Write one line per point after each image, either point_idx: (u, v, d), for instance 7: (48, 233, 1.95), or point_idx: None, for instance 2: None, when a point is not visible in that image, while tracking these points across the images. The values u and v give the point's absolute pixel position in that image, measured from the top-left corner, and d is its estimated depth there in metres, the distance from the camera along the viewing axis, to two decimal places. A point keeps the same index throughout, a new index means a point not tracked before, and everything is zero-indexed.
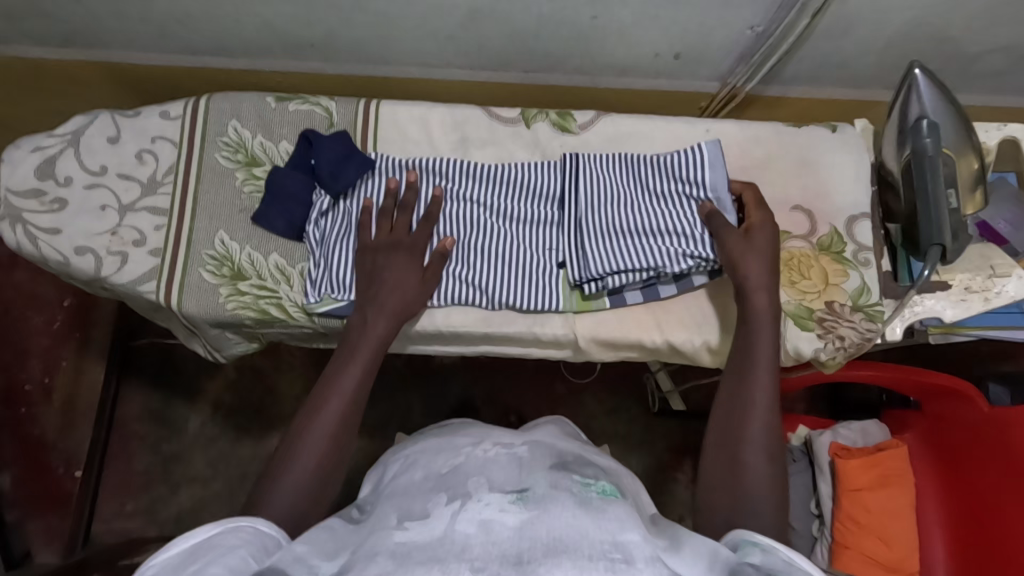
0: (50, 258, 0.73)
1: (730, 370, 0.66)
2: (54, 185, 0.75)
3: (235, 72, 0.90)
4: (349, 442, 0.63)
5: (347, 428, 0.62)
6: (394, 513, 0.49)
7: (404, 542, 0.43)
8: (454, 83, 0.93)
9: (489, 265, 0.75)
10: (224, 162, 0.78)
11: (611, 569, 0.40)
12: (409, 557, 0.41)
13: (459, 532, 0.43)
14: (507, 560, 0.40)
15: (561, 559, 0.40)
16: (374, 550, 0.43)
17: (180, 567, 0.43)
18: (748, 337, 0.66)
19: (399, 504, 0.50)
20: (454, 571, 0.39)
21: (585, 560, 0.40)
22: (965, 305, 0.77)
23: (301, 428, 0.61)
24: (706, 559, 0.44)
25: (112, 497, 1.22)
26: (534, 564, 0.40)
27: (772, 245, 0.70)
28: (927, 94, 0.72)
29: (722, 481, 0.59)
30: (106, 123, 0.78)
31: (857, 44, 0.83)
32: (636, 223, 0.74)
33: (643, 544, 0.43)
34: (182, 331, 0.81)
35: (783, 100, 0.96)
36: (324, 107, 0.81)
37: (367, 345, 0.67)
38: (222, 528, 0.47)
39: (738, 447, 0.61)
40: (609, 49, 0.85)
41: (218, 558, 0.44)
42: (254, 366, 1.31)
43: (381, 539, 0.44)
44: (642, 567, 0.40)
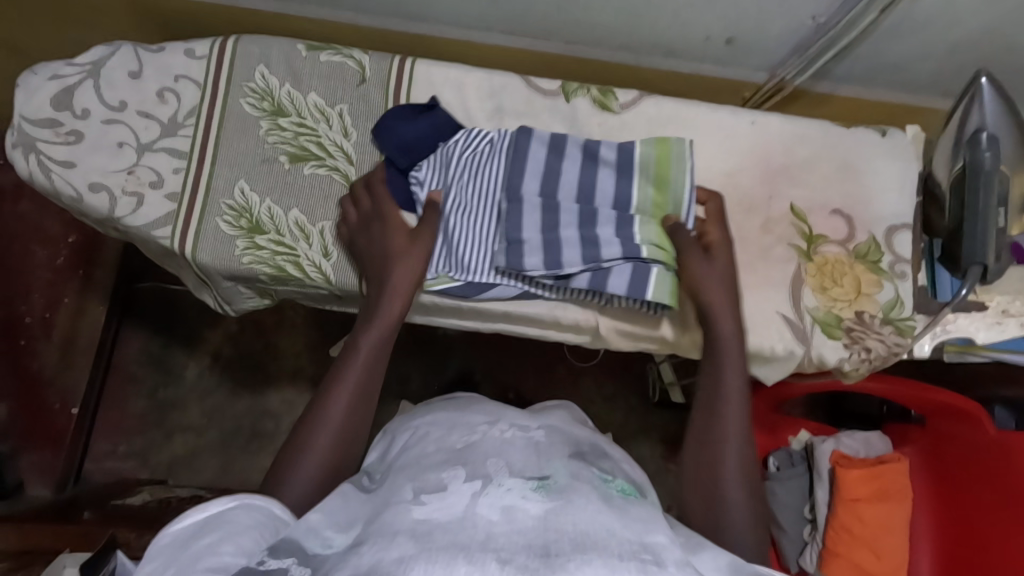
0: (63, 193, 0.71)
1: (701, 390, 0.65)
2: (70, 117, 0.72)
3: (265, 16, 0.86)
4: (372, 408, 0.63)
5: (359, 416, 0.61)
6: (410, 485, 0.48)
7: (425, 520, 0.42)
8: (489, 48, 0.89)
9: (469, 243, 0.71)
10: (249, 109, 0.75)
11: (643, 570, 0.39)
12: (431, 539, 0.40)
13: (480, 516, 0.42)
14: (534, 551, 0.39)
15: (591, 556, 0.39)
16: (392, 527, 0.42)
17: (193, 539, 0.43)
18: (715, 363, 0.65)
19: (412, 475, 0.50)
20: (480, 562, 0.38)
21: (616, 558, 0.39)
22: (999, 328, 0.76)
23: (307, 426, 0.59)
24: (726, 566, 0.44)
25: (105, 436, 1.22)
26: (562, 558, 0.39)
27: (729, 263, 0.70)
28: (989, 108, 0.69)
29: (704, 498, 0.59)
30: (128, 56, 0.74)
31: (920, 47, 0.80)
32: (511, 219, 0.69)
33: (671, 547, 0.42)
34: (193, 281, 0.79)
35: (829, 99, 0.92)
36: (357, 61, 0.77)
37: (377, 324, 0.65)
38: (235, 505, 0.46)
39: (715, 464, 0.60)
40: (659, 27, 0.81)
41: (233, 536, 0.43)
42: (258, 320, 1.29)
43: (398, 514, 0.43)
44: (674, 570, 0.39)
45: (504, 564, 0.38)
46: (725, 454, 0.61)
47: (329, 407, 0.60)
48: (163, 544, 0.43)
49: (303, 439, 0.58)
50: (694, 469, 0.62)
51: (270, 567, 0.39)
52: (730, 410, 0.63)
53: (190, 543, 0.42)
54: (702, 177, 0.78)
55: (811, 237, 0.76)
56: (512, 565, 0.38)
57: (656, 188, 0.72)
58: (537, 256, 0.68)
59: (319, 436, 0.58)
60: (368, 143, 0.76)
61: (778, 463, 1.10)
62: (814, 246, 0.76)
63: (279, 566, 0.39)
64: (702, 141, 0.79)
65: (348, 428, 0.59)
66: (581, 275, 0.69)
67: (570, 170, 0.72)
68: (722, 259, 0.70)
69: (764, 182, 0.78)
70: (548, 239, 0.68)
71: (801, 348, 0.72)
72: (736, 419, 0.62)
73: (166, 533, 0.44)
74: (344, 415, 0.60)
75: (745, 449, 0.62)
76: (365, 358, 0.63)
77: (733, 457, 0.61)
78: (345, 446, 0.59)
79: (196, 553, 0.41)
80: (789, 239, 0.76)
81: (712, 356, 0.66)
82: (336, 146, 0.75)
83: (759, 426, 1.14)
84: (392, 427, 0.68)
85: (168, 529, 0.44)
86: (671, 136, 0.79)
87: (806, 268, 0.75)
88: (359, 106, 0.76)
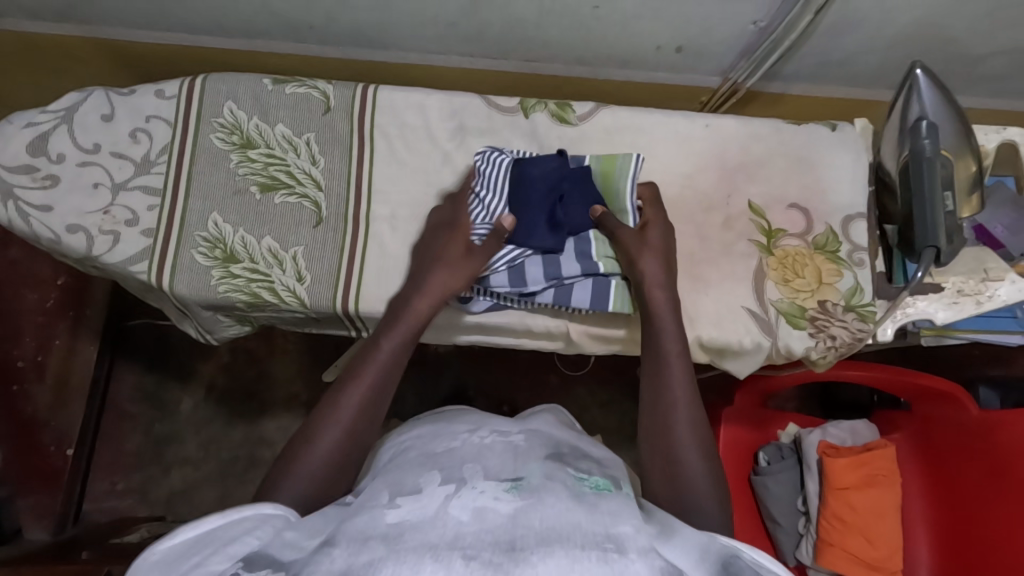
0: (42, 236, 0.73)
1: (646, 360, 0.67)
2: (46, 162, 0.74)
3: (234, 53, 0.90)
4: (382, 406, 0.63)
5: (369, 416, 0.61)
6: (386, 489, 0.49)
7: (397, 522, 0.44)
8: (453, 70, 0.92)
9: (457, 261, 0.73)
10: (219, 144, 0.77)
11: (604, 559, 0.40)
12: (400, 541, 0.41)
13: (451, 516, 0.44)
14: (500, 546, 0.41)
15: (554, 548, 0.40)
16: (366, 530, 0.43)
17: (184, 558, 0.44)
18: (653, 329, 0.67)
19: (391, 479, 0.52)
20: (446, 560, 0.39)
21: (578, 550, 0.40)
22: (957, 307, 0.78)
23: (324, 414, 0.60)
24: (696, 552, 0.45)
25: (103, 475, 1.23)
26: (525, 552, 0.40)
27: (665, 240, 0.72)
28: (928, 96, 0.72)
29: (665, 467, 0.60)
30: (100, 100, 0.77)
31: (859, 45, 0.83)
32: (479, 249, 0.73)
33: (637, 536, 0.43)
34: (175, 313, 0.81)
35: (783, 97, 0.95)
36: (322, 92, 0.80)
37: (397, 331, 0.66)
38: (224, 521, 0.46)
39: (668, 427, 0.62)
40: (610, 40, 0.84)
41: (224, 550, 0.44)
42: (248, 349, 1.30)
43: (373, 517, 0.45)
44: (635, 558, 0.41)
45: (470, 560, 0.39)
46: (676, 418, 0.62)
47: (343, 400, 0.61)
48: (155, 561, 0.44)
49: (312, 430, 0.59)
50: (649, 438, 0.63)
51: None
52: (672, 374, 0.65)
53: (181, 563, 0.44)
54: (661, 181, 0.80)
55: (771, 232, 0.79)
56: (478, 560, 0.39)
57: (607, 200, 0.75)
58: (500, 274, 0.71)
59: (326, 431, 0.59)
60: (336, 171, 0.78)
61: (768, 457, 1.11)
62: (774, 240, 0.78)
63: None
64: (660, 148, 0.82)
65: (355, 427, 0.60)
66: (546, 290, 0.71)
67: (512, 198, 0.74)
68: (655, 237, 0.72)
69: (722, 182, 0.81)
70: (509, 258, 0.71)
71: (769, 339, 0.74)
72: (680, 381, 0.64)
73: (157, 549, 0.45)
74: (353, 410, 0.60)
75: (693, 412, 0.63)
76: (386, 359, 0.64)
77: (683, 425, 0.62)
78: (354, 445, 0.60)
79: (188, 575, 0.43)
80: (749, 234, 0.79)
81: (649, 325, 0.68)
82: (305, 174, 0.77)
83: (745, 422, 1.15)
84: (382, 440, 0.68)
85: (154, 545, 0.45)
86: (627, 143, 0.82)
87: (767, 262, 0.77)
88: (326, 133, 0.79)
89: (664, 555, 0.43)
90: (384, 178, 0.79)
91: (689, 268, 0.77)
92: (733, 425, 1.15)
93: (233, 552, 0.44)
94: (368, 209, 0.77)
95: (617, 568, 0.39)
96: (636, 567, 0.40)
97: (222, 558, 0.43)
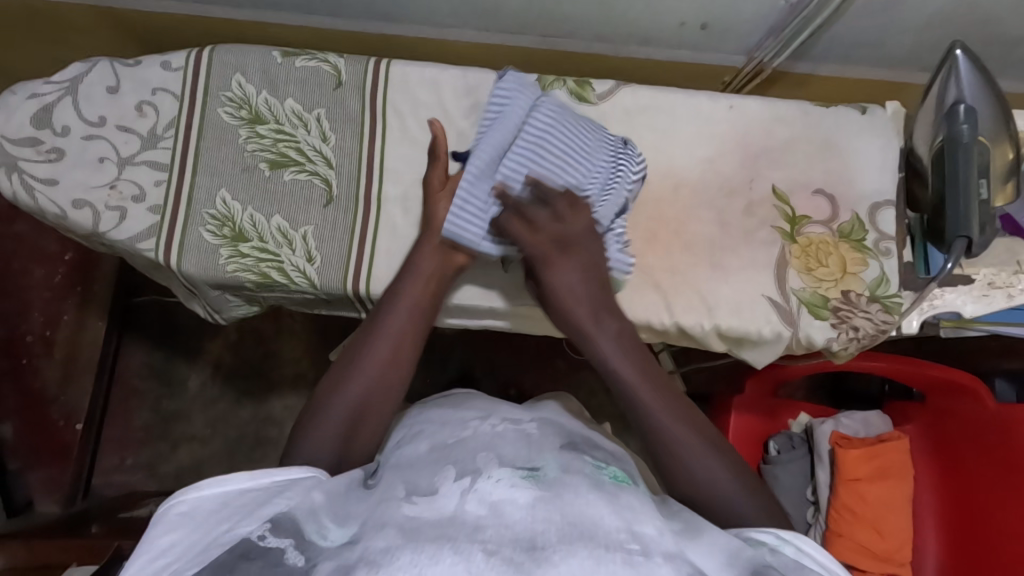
0: (47, 211, 0.71)
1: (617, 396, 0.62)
2: (51, 135, 0.72)
3: (239, 24, 0.87)
4: (407, 366, 0.61)
5: (381, 394, 0.59)
6: (402, 484, 0.48)
7: (414, 516, 0.42)
8: (468, 45, 0.89)
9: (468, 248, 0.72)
10: (227, 118, 0.75)
11: (629, 561, 0.39)
12: (419, 533, 0.40)
13: (468, 512, 0.42)
14: (520, 545, 0.39)
15: (577, 548, 0.39)
16: (383, 521, 0.42)
17: (213, 518, 0.43)
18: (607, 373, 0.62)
19: (405, 473, 0.50)
20: (466, 553, 0.38)
21: (602, 549, 0.39)
22: (987, 301, 0.76)
23: (332, 389, 0.58)
24: (727, 553, 0.44)
25: (112, 450, 1.23)
26: (548, 550, 0.39)
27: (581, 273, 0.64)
28: (967, 80, 0.68)
29: (684, 475, 0.57)
30: (105, 71, 0.75)
31: (894, 24, 0.79)
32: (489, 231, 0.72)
33: (659, 538, 0.42)
34: (183, 291, 0.80)
35: (810, 78, 0.92)
36: (333, 65, 0.77)
37: (393, 314, 0.62)
38: (254, 483, 0.46)
39: (669, 443, 0.58)
40: (633, 16, 0.80)
41: (252, 512, 0.43)
42: (256, 328, 1.29)
43: (389, 509, 0.44)
44: (660, 561, 0.40)
45: (490, 556, 0.38)
46: (672, 434, 0.58)
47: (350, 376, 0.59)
48: (184, 511, 0.44)
49: (333, 388, 0.59)
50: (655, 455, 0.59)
51: (269, 546, 0.40)
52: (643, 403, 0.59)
53: (211, 522, 0.43)
54: (682, 163, 0.78)
55: (795, 219, 0.76)
56: (498, 556, 0.38)
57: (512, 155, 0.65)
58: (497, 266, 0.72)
59: (335, 403, 0.57)
60: (348, 147, 0.76)
61: (779, 447, 1.10)
62: (798, 227, 0.76)
63: (277, 545, 0.40)
64: (682, 129, 0.79)
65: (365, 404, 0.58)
66: None
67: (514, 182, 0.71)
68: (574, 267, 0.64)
69: (745, 165, 0.78)
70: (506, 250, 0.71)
71: (789, 330, 0.72)
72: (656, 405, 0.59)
73: (184, 500, 0.44)
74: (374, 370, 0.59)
75: (688, 432, 0.58)
76: (387, 341, 0.61)
77: (684, 436, 0.58)
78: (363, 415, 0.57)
79: (215, 535, 0.42)
80: (772, 221, 0.76)
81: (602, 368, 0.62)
82: (315, 151, 0.75)
83: (756, 411, 1.15)
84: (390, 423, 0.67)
85: (184, 496, 0.44)
86: (649, 124, 0.79)
87: (790, 249, 0.75)
88: (337, 110, 0.77)
89: (693, 560, 0.42)
90: (396, 157, 0.77)
91: (710, 255, 0.75)
92: (743, 414, 1.15)
93: (264, 515, 0.42)
94: (379, 188, 0.75)
95: (642, 571, 0.38)
96: (662, 571, 0.39)
97: (250, 520, 0.42)
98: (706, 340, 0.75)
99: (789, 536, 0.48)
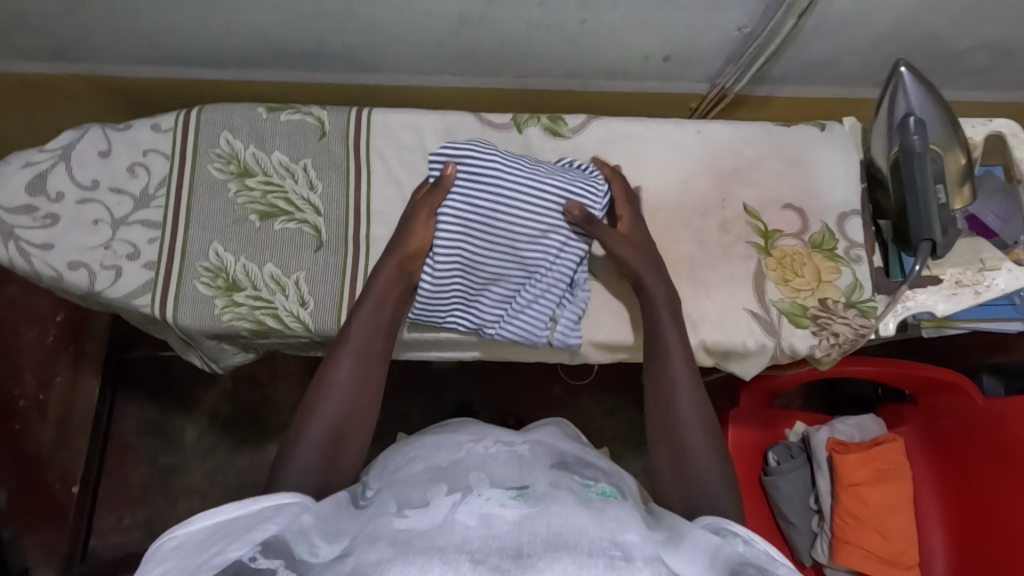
0: (43, 274, 0.73)
1: (654, 388, 0.67)
2: (46, 201, 0.75)
3: (226, 83, 0.91)
4: (378, 368, 0.67)
5: (348, 425, 0.63)
6: (394, 499, 0.50)
7: (405, 529, 0.44)
8: (445, 90, 0.93)
9: (462, 302, 0.73)
10: (217, 173, 0.78)
11: (611, 566, 0.40)
12: (409, 545, 0.42)
13: (458, 522, 0.44)
14: (507, 553, 0.41)
15: (560, 554, 0.40)
16: (375, 534, 0.44)
17: (202, 547, 0.44)
18: (662, 367, 0.68)
19: (398, 491, 0.52)
20: (454, 562, 0.40)
21: (585, 556, 0.40)
22: (956, 298, 0.79)
23: (301, 427, 0.62)
24: (707, 554, 0.46)
25: (109, 510, 1.21)
26: (533, 557, 0.40)
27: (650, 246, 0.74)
28: (915, 92, 0.73)
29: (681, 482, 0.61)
30: (97, 137, 0.78)
31: (843, 46, 0.85)
32: (484, 288, 0.73)
33: (642, 545, 0.44)
34: (179, 344, 0.81)
35: (771, 100, 0.97)
36: (317, 117, 0.81)
37: (347, 353, 0.66)
38: (244, 511, 0.46)
39: (683, 441, 0.63)
40: (600, 53, 0.85)
41: (242, 537, 0.44)
42: (252, 375, 1.30)
43: (382, 524, 0.46)
44: (641, 565, 0.41)
45: (477, 564, 0.39)
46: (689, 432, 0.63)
47: (317, 411, 0.62)
48: (173, 545, 0.44)
49: (302, 422, 0.62)
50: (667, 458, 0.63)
51: (259, 567, 0.41)
52: (681, 395, 0.65)
53: (201, 550, 0.44)
54: (657, 188, 0.82)
55: (768, 233, 0.80)
56: (485, 564, 0.40)
57: (494, 226, 0.72)
58: (496, 321, 0.73)
59: (304, 440, 0.60)
60: (334, 194, 0.79)
61: (778, 457, 1.10)
62: (771, 241, 0.79)
63: (268, 566, 0.41)
64: (655, 156, 0.83)
65: (334, 436, 0.61)
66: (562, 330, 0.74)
67: (490, 237, 0.72)
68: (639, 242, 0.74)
69: (716, 186, 0.82)
70: (499, 308, 0.73)
71: (772, 340, 0.75)
72: (689, 399, 0.65)
73: (174, 535, 0.45)
74: (349, 373, 0.65)
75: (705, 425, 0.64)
76: (346, 374, 0.65)
77: (696, 436, 0.63)
78: (334, 445, 0.61)
79: (205, 561, 0.43)
80: (746, 237, 0.79)
81: (656, 349, 0.69)
82: (303, 200, 0.78)
83: (755, 423, 1.14)
84: (386, 451, 0.69)
85: (175, 531, 0.45)
86: (622, 152, 0.83)
87: (766, 262, 0.78)
88: (323, 158, 0.80)
89: (670, 565, 0.44)
90: (382, 199, 0.79)
91: (690, 272, 0.77)
92: (742, 427, 1.13)
93: (252, 538, 0.44)
94: (367, 230, 0.78)
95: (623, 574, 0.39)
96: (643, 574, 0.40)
97: (240, 545, 0.43)
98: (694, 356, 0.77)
99: (758, 539, 0.48)
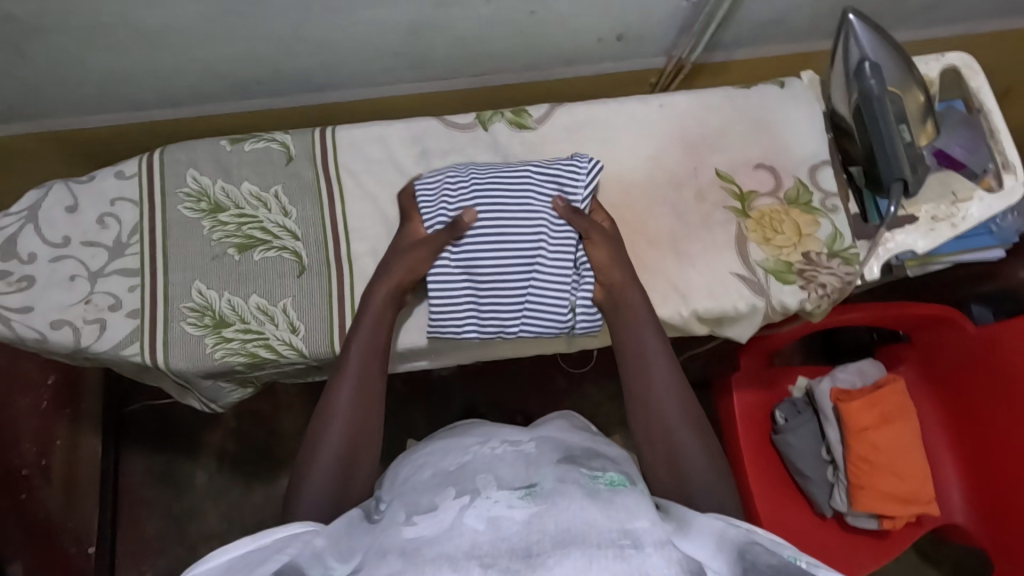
0: (26, 338, 0.72)
1: (631, 394, 0.67)
2: (19, 264, 0.74)
3: (184, 121, 0.90)
4: (377, 391, 0.67)
5: (357, 450, 0.62)
6: (403, 508, 0.50)
7: (415, 538, 0.45)
8: (406, 98, 0.93)
9: (470, 306, 0.72)
10: (188, 213, 0.77)
11: (621, 555, 0.41)
12: (419, 555, 0.42)
13: (467, 526, 0.44)
14: (517, 553, 0.41)
15: (570, 550, 0.41)
16: (386, 547, 0.44)
17: None
18: (643, 366, 0.67)
19: (408, 499, 0.52)
20: (465, 569, 0.40)
21: (594, 548, 0.41)
22: (933, 234, 0.80)
23: (309, 460, 0.61)
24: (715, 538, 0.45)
25: (128, 566, 1.20)
26: (543, 556, 0.41)
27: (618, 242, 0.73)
28: (865, 37, 0.73)
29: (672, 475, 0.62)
30: (61, 193, 0.77)
31: (791, 3, 0.86)
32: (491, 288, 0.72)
33: (653, 530, 0.44)
34: (175, 388, 0.80)
35: (728, 65, 0.98)
36: (281, 142, 0.80)
37: (347, 381, 0.65)
38: (256, 545, 0.47)
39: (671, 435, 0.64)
40: (554, 41, 0.85)
41: (256, 569, 0.44)
42: (254, 410, 1.29)
43: (391, 536, 0.46)
44: (651, 551, 0.42)
45: (487, 569, 0.40)
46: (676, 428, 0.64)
47: (324, 443, 0.62)
48: None
49: (309, 456, 0.62)
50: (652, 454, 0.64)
51: None
52: (657, 398, 0.65)
53: None
54: (629, 167, 0.82)
55: (743, 196, 0.80)
56: (495, 568, 0.40)
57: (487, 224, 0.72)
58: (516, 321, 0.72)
59: (314, 472, 0.60)
60: (310, 218, 0.78)
61: (784, 414, 1.11)
62: (748, 203, 0.80)
63: None
64: (623, 135, 0.83)
65: (343, 464, 0.61)
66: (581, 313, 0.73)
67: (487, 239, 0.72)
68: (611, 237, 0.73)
69: (687, 156, 0.82)
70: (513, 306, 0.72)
71: (762, 300, 0.75)
72: (669, 394, 0.66)
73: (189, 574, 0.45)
74: (349, 402, 0.64)
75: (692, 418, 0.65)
76: (347, 402, 0.64)
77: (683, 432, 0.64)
78: (346, 472, 0.61)
79: None
80: (723, 203, 0.80)
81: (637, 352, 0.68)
82: (279, 227, 0.77)
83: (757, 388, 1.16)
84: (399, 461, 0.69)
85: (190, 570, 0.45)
86: (590, 137, 0.83)
87: (745, 224, 0.79)
88: (293, 183, 0.79)
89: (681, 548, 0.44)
90: (358, 216, 0.79)
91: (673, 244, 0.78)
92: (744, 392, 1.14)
93: (267, 568, 0.43)
94: (347, 247, 0.77)
95: (633, 563, 0.40)
96: (654, 561, 0.41)
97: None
98: (688, 326, 0.78)
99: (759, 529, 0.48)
